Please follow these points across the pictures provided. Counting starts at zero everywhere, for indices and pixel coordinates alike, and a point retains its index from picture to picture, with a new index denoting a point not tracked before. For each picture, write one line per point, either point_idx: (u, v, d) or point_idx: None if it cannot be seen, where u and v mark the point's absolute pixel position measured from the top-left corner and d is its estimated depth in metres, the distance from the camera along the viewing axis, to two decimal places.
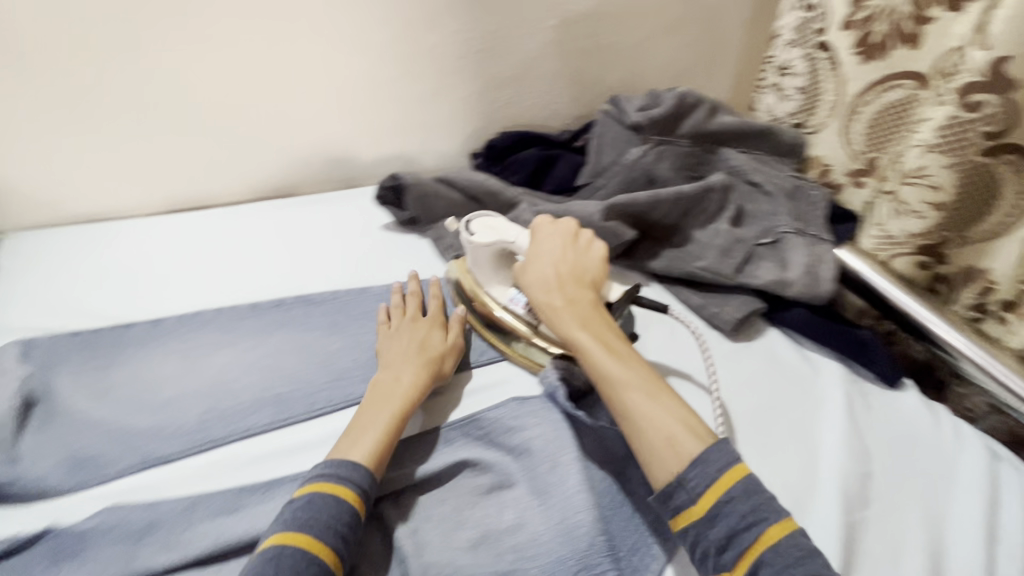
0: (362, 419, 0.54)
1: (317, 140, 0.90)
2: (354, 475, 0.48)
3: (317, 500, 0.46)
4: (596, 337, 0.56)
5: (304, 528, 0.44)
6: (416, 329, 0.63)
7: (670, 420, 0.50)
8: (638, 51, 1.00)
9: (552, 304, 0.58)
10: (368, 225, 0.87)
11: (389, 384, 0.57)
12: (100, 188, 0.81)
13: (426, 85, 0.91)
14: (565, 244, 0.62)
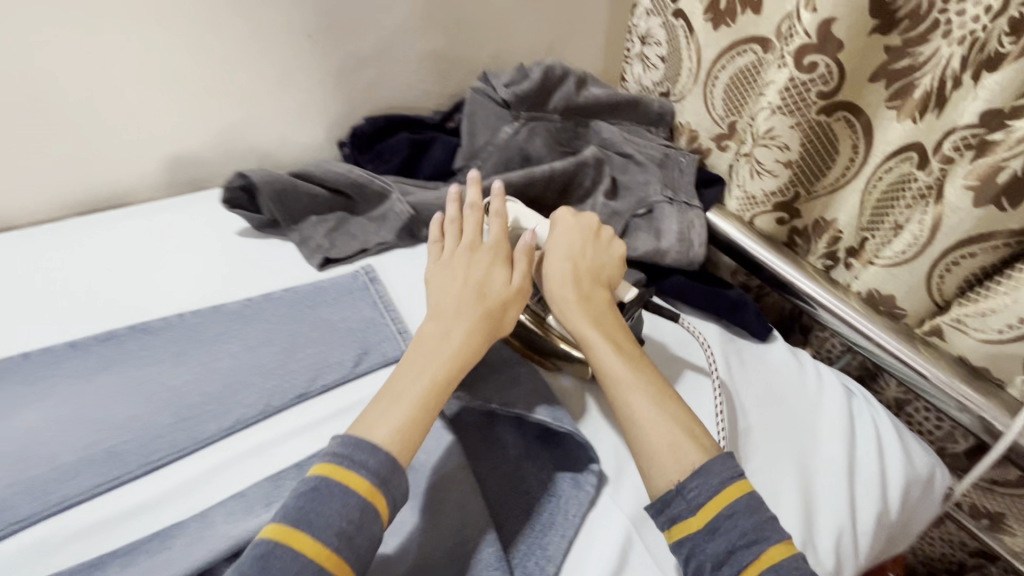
0: (404, 379, 0.50)
1: (143, 139, 0.77)
2: (372, 459, 0.44)
3: (322, 488, 0.43)
4: (611, 336, 0.55)
5: (303, 524, 0.41)
6: (464, 266, 0.59)
7: (678, 428, 0.49)
8: (505, 23, 0.96)
9: (564, 297, 0.57)
10: (219, 232, 0.76)
11: (434, 338, 0.53)
12: None
13: (272, 70, 0.80)
14: (585, 238, 0.62)
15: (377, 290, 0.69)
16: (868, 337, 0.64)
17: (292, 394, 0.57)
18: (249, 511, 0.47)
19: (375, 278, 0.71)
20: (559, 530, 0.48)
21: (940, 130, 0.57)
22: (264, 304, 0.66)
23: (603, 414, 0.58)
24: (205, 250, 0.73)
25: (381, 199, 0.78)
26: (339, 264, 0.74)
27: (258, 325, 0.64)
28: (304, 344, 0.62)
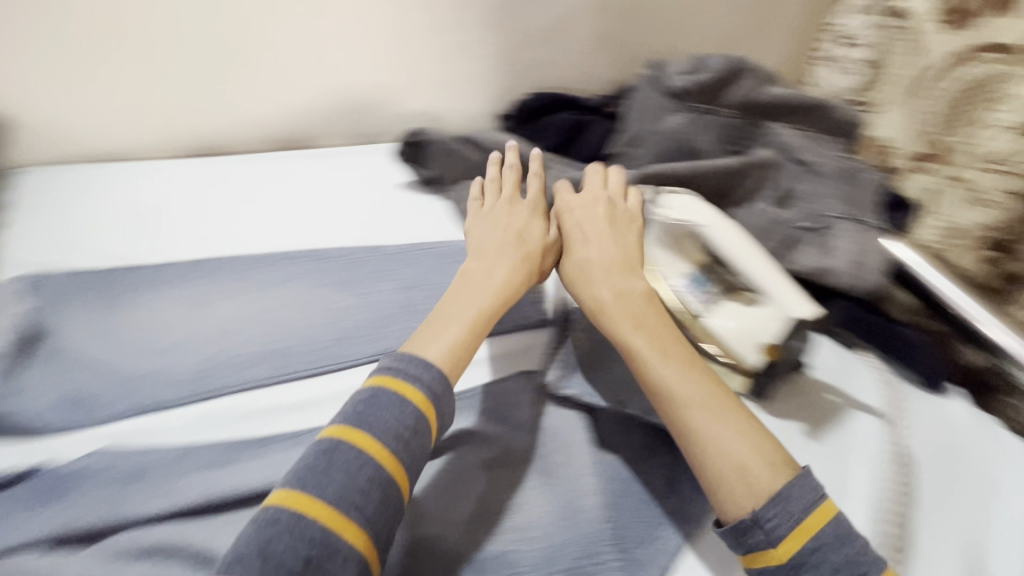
0: (461, 302, 0.54)
1: (338, 91, 0.86)
2: (426, 375, 0.47)
3: (381, 396, 0.45)
4: (651, 333, 0.51)
5: (362, 425, 0.43)
6: (507, 215, 0.63)
7: (745, 451, 0.43)
8: (688, 13, 0.93)
9: (598, 296, 0.55)
10: (385, 180, 0.82)
11: (479, 274, 0.57)
12: (116, 127, 0.79)
13: (456, 38, 0.85)
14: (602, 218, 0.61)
15: None
16: None
17: None
18: None
19: None
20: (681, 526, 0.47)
21: None
22: (418, 253, 0.71)
23: None
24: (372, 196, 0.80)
25: (533, 171, 0.79)
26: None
27: (411, 269, 0.69)
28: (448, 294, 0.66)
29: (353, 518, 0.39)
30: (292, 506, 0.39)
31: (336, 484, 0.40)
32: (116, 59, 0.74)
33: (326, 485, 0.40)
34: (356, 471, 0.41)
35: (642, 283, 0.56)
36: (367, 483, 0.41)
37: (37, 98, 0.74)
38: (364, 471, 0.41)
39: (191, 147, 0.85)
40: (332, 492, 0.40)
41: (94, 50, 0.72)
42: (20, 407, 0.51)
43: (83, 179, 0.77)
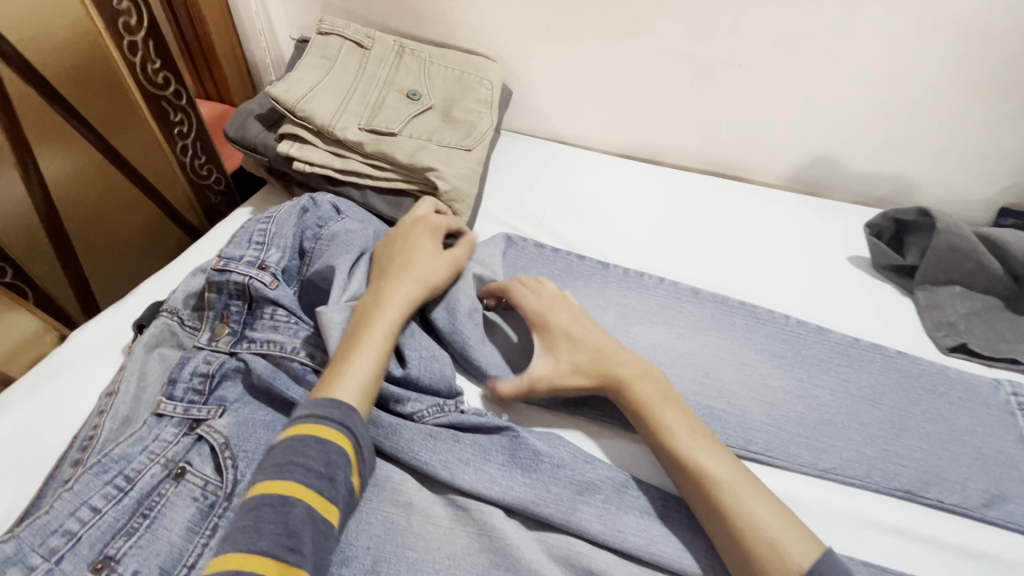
0: (358, 329, 0.48)
1: (813, 134, 0.76)
2: (337, 412, 0.43)
3: (297, 442, 0.41)
4: (683, 420, 0.46)
5: (286, 472, 0.39)
6: (421, 242, 0.57)
7: (779, 527, 0.39)
8: None
9: (580, 345, 0.51)
10: (834, 249, 0.70)
11: (372, 298, 0.51)
12: (583, 116, 0.85)
13: (1012, 107, 0.66)
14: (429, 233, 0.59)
15: None
16: None
17: (898, 484, 0.48)
18: None
19: None
20: None
21: None
22: (876, 355, 0.57)
23: None
24: (814, 261, 0.69)
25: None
26: (973, 358, 0.59)
27: (867, 374, 0.56)
28: (917, 432, 0.52)
29: (290, 564, 0.36)
30: (227, 568, 0.35)
31: (270, 535, 0.36)
32: (619, 57, 0.76)
33: (257, 540, 0.36)
34: (286, 521, 0.37)
35: (606, 344, 0.52)
36: (301, 527, 0.37)
37: (541, 79, 0.83)
38: (293, 522, 0.37)
39: (631, 150, 0.87)
40: (272, 542, 0.36)
41: (612, 47, 0.75)
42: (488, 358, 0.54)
43: (542, 155, 0.85)
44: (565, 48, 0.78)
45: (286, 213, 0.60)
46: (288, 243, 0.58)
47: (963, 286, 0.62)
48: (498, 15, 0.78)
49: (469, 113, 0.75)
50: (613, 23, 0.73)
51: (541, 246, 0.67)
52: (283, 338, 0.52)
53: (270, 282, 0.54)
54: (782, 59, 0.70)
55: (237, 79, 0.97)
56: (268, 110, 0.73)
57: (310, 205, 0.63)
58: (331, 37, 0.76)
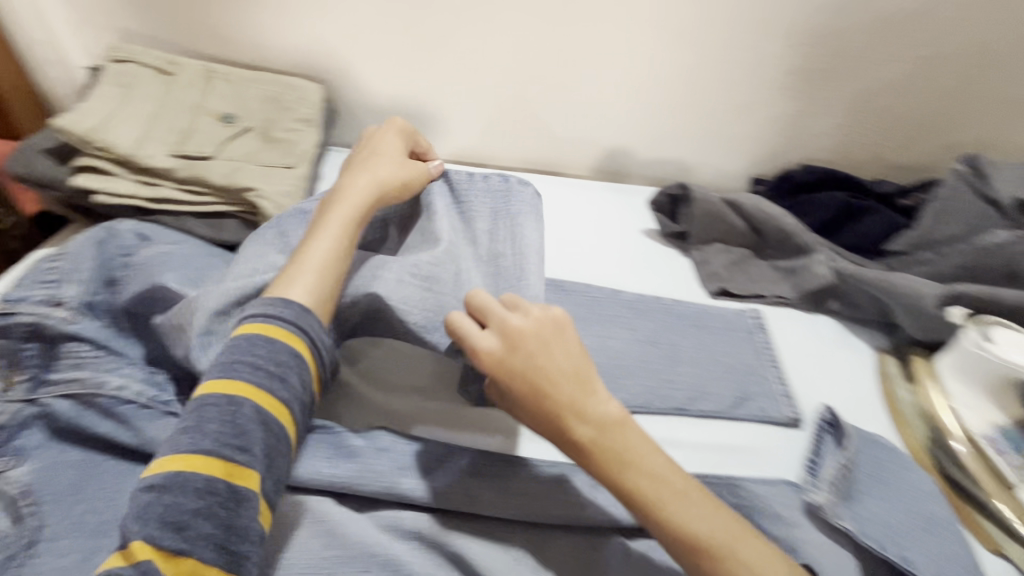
0: (327, 214, 0.54)
1: (603, 129, 0.88)
2: (289, 311, 0.47)
3: (247, 343, 0.45)
4: (658, 470, 0.44)
5: (229, 373, 0.43)
6: (385, 147, 0.62)
7: (735, 538, 0.42)
8: (1012, 111, 0.80)
9: (559, 394, 0.44)
10: (630, 225, 0.83)
11: (335, 196, 0.56)
12: (408, 128, 0.90)
13: (738, 96, 0.82)
14: (394, 148, 0.62)
15: (762, 339, 0.67)
16: None
17: (671, 404, 0.59)
18: None
19: (763, 325, 0.69)
20: None
21: None
22: (655, 304, 0.69)
23: None
24: (615, 237, 0.81)
25: (795, 254, 0.73)
26: (733, 298, 0.73)
27: (649, 321, 0.67)
28: (686, 361, 0.64)
29: (235, 461, 0.40)
30: (175, 469, 0.39)
31: (214, 434, 0.41)
32: (429, 69, 0.82)
33: (200, 440, 0.40)
34: (233, 418, 0.42)
35: (569, 391, 0.45)
36: (251, 420, 0.42)
37: (362, 95, 0.87)
38: (239, 419, 0.42)
39: (459, 155, 0.94)
40: (218, 441, 0.41)
41: (417, 64, 0.82)
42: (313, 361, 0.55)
43: None
44: (378, 63, 0.83)
45: (88, 245, 0.58)
46: (88, 275, 0.56)
47: (722, 244, 0.77)
48: (305, 37, 0.81)
49: (289, 132, 0.78)
50: (418, 40, 0.80)
51: (503, 180, 0.65)
52: (87, 367, 0.51)
53: (68, 317, 0.52)
54: (566, 68, 0.81)
55: (31, 113, 0.89)
56: (60, 144, 0.69)
57: (108, 237, 0.60)
58: (129, 65, 0.75)
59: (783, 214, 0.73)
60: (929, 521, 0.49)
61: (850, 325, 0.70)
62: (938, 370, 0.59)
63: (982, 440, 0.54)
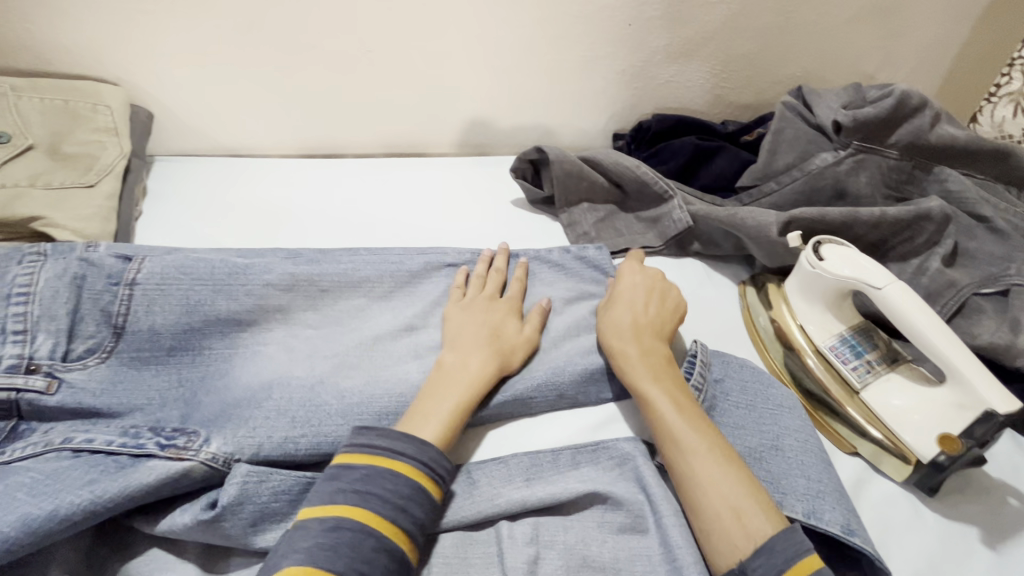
0: (445, 388, 0.50)
1: (456, 101, 0.84)
2: (414, 449, 0.45)
3: (375, 474, 0.43)
4: (692, 421, 0.48)
5: (365, 502, 0.41)
6: (502, 316, 0.58)
7: (727, 490, 0.43)
8: (828, 41, 0.86)
9: (623, 346, 0.54)
10: (497, 197, 0.81)
11: (455, 366, 0.52)
12: (240, 124, 0.81)
13: (583, 53, 0.81)
14: (507, 313, 0.58)
15: None
16: None
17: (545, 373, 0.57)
18: (509, 480, 0.48)
19: None
20: None
21: None
22: None
23: (901, 522, 0.48)
24: (485, 211, 0.79)
25: (656, 201, 0.74)
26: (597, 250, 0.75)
27: None
28: None
29: None
30: None
31: (346, 558, 0.39)
32: (250, 58, 0.74)
33: (336, 561, 0.38)
34: (361, 550, 0.39)
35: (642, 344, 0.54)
36: (376, 553, 0.39)
37: (177, 94, 0.76)
38: (369, 553, 0.39)
39: (310, 146, 0.86)
40: (348, 566, 0.38)
41: (235, 54, 0.73)
42: (246, 429, 0.47)
43: (209, 173, 0.80)
44: (188, 59, 0.73)
45: (55, 279, 0.50)
46: (62, 324, 0.49)
47: (588, 202, 0.76)
48: (84, 31, 0.68)
49: (85, 145, 0.67)
50: (228, 28, 0.71)
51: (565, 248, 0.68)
52: (81, 434, 0.46)
53: (47, 386, 0.47)
54: (404, 42, 0.76)
55: None
56: None
57: (88, 269, 0.52)
58: None
59: (637, 165, 0.73)
60: (772, 444, 0.51)
61: (712, 263, 0.73)
62: (787, 292, 0.61)
63: (823, 353, 0.56)
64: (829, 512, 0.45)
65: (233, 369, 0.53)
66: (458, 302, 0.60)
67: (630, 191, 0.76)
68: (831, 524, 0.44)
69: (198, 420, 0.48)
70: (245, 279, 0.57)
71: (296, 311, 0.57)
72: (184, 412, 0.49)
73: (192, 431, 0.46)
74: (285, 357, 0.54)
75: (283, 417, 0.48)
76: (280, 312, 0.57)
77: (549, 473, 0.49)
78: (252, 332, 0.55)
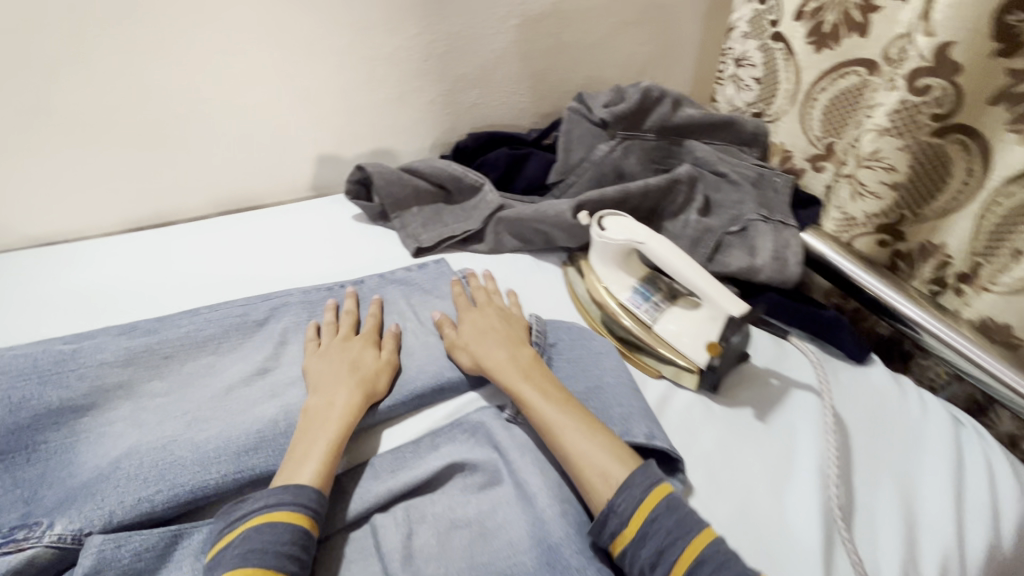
0: (310, 432, 0.53)
1: (282, 150, 0.88)
2: (285, 497, 0.47)
3: (251, 534, 0.45)
4: (557, 408, 0.55)
5: (241, 564, 0.43)
6: (359, 349, 0.61)
7: (596, 456, 0.51)
8: (598, 52, 1.02)
9: (488, 357, 0.60)
10: (340, 233, 0.86)
11: (321, 406, 0.55)
12: (48, 212, 0.78)
13: (391, 90, 0.90)
14: (364, 345, 0.62)
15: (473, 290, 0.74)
16: (976, 364, 0.62)
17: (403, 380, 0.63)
18: (377, 477, 0.53)
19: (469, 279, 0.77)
20: None
21: None
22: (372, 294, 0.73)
23: (697, 420, 0.60)
24: (328, 248, 0.83)
25: (474, 191, 0.86)
26: (432, 250, 0.83)
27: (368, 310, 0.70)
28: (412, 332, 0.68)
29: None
30: None
31: None
32: (44, 143, 0.72)
33: None
34: None
35: (496, 358, 0.60)
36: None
37: None
38: None
39: (138, 220, 0.85)
40: None
41: (25, 142, 0.71)
42: (93, 505, 0.47)
43: (21, 267, 0.75)
44: None
45: None
46: None
47: (418, 206, 0.85)
48: None
49: None
50: (7, 116, 0.69)
51: (407, 270, 0.76)
52: None
53: None
54: (209, 103, 0.78)
55: None
56: None
57: None
58: None
59: (445, 163, 0.84)
60: (595, 385, 0.61)
61: (538, 253, 0.83)
62: (592, 262, 0.73)
63: (623, 304, 0.68)
64: (636, 428, 0.56)
65: (75, 452, 0.52)
66: (315, 349, 0.63)
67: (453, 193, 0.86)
68: (637, 436, 0.55)
69: (41, 511, 0.47)
70: (78, 362, 0.56)
71: (138, 382, 0.57)
72: (25, 509, 0.48)
73: (34, 523, 0.46)
74: (133, 428, 0.54)
75: (135, 480, 0.48)
76: (123, 388, 0.57)
77: (411, 462, 0.55)
78: (92, 412, 0.55)
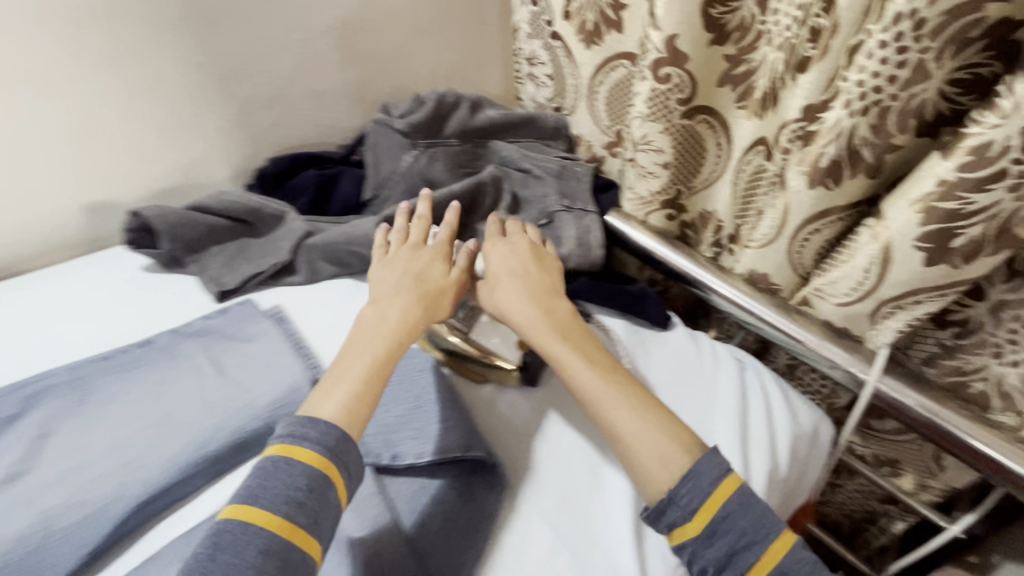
0: (356, 343, 0.59)
1: (34, 205, 0.75)
2: (304, 434, 0.50)
3: (270, 466, 0.48)
4: (609, 377, 0.57)
5: (253, 498, 0.46)
6: (430, 263, 0.67)
7: (638, 429, 0.53)
8: (400, 60, 1.00)
9: (526, 319, 0.62)
10: (126, 288, 0.75)
11: (373, 319, 0.61)
12: None
13: (165, 122, 0.80)
14: (432, 257, 0.68)
15: (288, 331, 0.69)
16: (752, 314, 0.71)
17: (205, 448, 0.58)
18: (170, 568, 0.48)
19: (284, 316, 0.71)
20: (474, 534, 0.52)
21: (776, 123, 0.63)
22: (165, 356, 0.63)
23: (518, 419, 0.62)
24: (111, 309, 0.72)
25: (278, 220, 0.79)
26: (239, 291, 0.76)
27: (160, 374, 0.61)
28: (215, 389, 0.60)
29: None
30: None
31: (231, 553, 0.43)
32: None
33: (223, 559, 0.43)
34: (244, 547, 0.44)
35: (532, 326, 0.62)
36: (260, 555, 0.43)
37: None
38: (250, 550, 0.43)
39: None
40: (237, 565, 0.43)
41: None
42: None
43: None
44: None
45: None
46: None
47: (217, 245, 0.77)
48: None
49: None
50: None
51: (210, 317, 0.69)
52: None
53: None
54: None
55: None
56: None
57: None
58: None
59: (241, 196, 0.77)
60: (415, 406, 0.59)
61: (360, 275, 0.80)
62: None
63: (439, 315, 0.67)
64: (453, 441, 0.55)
65: None
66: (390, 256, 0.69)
67: (257, 225, 0.79)
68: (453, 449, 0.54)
69: None
70: None
71: None
72: None
73: None
74: None
75: None
76: None
77: None
78: None
